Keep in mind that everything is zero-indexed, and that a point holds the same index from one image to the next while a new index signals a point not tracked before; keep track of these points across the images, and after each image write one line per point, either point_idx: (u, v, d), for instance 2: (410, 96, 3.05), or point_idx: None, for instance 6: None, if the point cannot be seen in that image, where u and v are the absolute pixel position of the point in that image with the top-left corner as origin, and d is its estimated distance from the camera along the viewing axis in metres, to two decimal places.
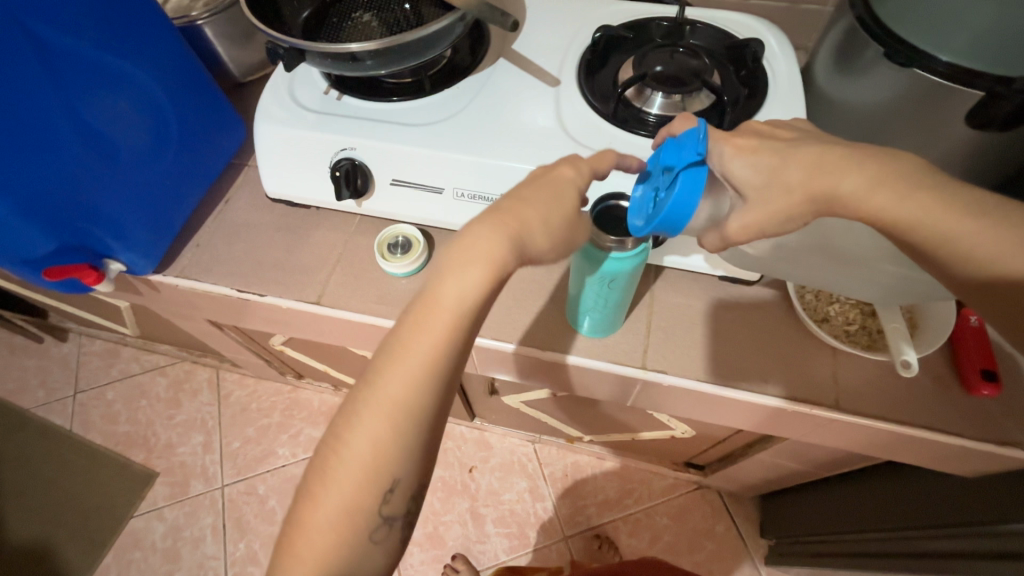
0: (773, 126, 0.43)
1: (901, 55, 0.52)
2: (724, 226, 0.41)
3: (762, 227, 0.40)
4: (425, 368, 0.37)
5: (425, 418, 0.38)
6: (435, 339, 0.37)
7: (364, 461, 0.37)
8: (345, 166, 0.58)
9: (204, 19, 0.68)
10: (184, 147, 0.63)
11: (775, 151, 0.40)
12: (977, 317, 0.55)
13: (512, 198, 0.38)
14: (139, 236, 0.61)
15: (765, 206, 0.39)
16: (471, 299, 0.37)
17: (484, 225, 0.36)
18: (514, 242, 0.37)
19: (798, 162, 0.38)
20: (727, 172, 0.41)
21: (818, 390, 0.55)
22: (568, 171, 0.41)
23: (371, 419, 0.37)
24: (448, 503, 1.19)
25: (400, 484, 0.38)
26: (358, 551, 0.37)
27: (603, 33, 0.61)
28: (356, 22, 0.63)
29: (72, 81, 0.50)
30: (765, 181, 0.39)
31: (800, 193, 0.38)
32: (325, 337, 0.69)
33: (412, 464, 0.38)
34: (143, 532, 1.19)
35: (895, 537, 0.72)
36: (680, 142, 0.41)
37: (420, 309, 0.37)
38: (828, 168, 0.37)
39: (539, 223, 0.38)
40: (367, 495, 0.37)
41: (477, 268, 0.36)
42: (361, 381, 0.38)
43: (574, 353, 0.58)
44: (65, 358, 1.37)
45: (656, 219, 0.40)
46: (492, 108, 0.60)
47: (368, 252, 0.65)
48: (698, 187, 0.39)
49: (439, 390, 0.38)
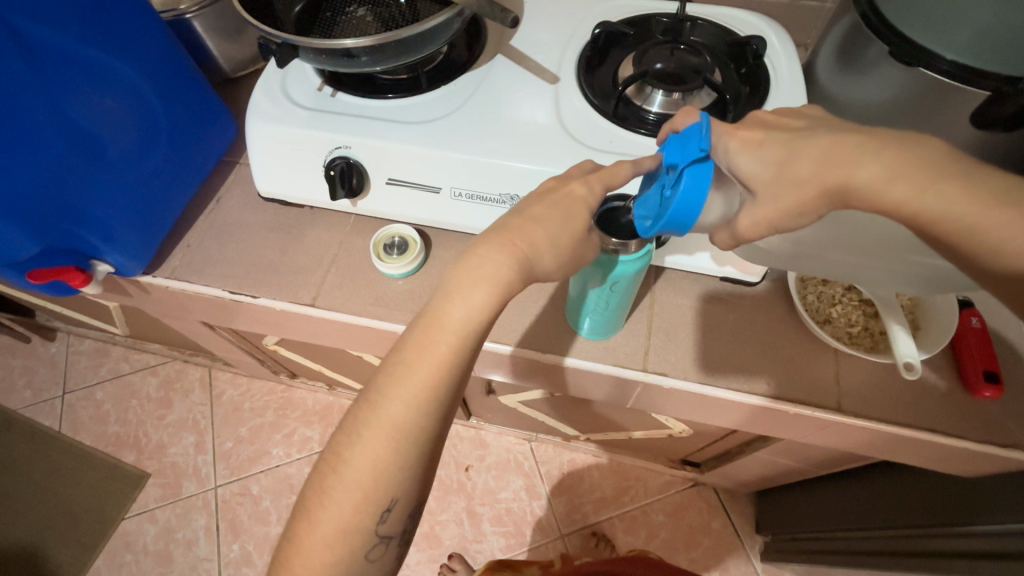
0: (780, 115, 0.41)
1: (906, 54, 0.51)
2: (734, 222, 0.40)
3: (773, 223, 0.38)
4: (429, 389, 0.36)
5: (426, 440, 0.37)
6: (439, 360, 0.36)
7: (364, 482, 0.36)
8: (340, 166, 0.57)
9: (192, 12, 0.66)
10: (173, 145, 0.62)
11: (783, 143, 0.37)
12: (979, 319, 0.54)
13: (518, 219, 0.38)
14: (128, 238, 0.60)
15: (774, 202, 0.37)
16: (476, 319, 0.37)
17: (493, 246, 0.36)
18: (523, 268, 0.37)
19: (809, 153, 0.36)
20: (733, 167, 0.39)
21: (820, 393, 0.55)
22: (580, 188, 0.41)
23: (371, 440, 0.36)
24: (444, 502, 1.19)
25: (397, 504, 0.38)
26: (355, 569, 0.38)
27: (603, 29, 0.60)
28: (350, 16, 0.61)
29: (56, 78, 0.49)
30: (774, 175, 0.37)
31: (811, 186, 0.35)
32: (319, 339, 0.68)
33: (410, 485, 0.38)
34: (134, 534, 1.17)
35: (891, 536, 0.72)
36: (683, 137, 0.39)
37: (424, 328, 0.37)
38: (842, 159, 0.35)
39: (547, 243, 0.38)
40: (364, 515, 0.37)
41: (483, 289, 0.36)
42: (361, 400, 0.38)
43: (574, 355, 0.58)
44: (52, 358, 1.35)
45: (664, 218, 0.39)
46: (490, 106, 0.58)
47: (363, 252, 0.64)
48: (704, 184, 0.38)
49: (442, 411, 0.38)
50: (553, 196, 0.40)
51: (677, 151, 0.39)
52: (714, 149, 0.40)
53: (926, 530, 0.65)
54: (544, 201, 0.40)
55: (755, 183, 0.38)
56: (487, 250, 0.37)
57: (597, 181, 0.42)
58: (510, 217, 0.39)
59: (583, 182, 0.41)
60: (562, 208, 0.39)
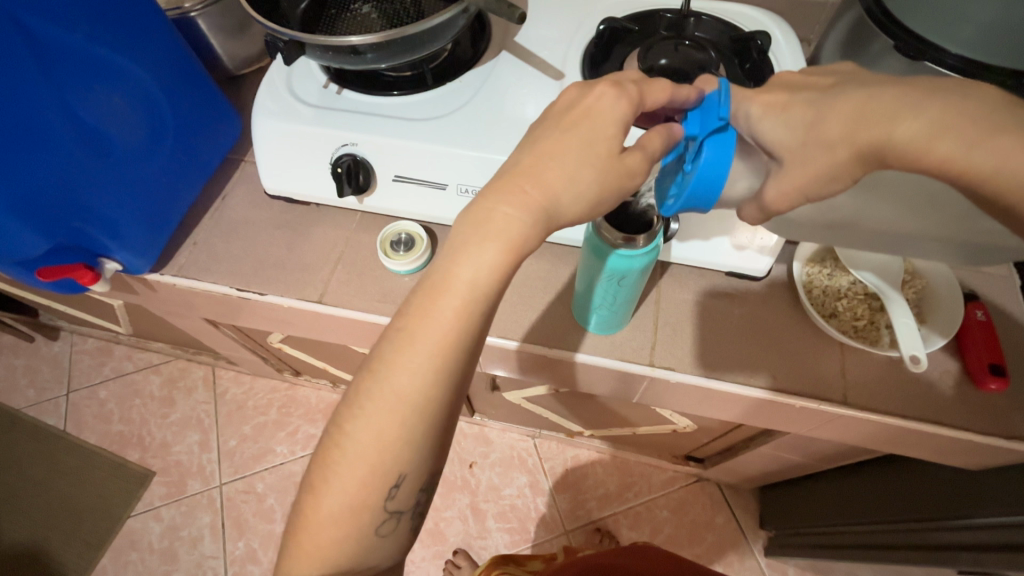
0: (806, 75, 0.41)
1: (911, 49, 0.51)
2: (761, 194, 0.40)
3: (803, 191, 0.37)
4: (434, 357, 0.36)
5: (433, 413, 0.37)
6: (445, 325, 0.36)
7: (369, 456, 0.37)
8: (346, 163, 0.57)
9: (197, 10, 0.66)
10: (179, 141, 0.62)
11: (808, 105, 0.37)
12: (984, 312, 0.55)
13: (529, 161, 0.36)
14: (136, 236, 0.60)
15: (805, 165, 0.36)
16: (484, 281, 0.36)
17: (501, 197, 0.35)
18: (539, 221, 0.36)
19: (839, 111, 0.35)
20: (757, 133, 0.39)
21: (826, 386, 0.55)
22: (608, 97, 0.37)
23: (375, 412, 0.37)
24: (448, 499, 1.19)
25: (407, 479, 0.38)
26: (365, 543, 0.39)
27: (608, 26, 0.60)
28: (355, 13, 0.62)
29: (64, 77, 0.49)
30: (802, 138, 0.37)
31: (843, 147, 0.34)
32: (325, 336, 0.68)
33: (418, 459, 0.38)
34: (139, 533, 1.17)
35: (894, 529, 0.72)
36: (701, 109, 0.39)
37: (429, 292, 0.36)
38: (876, 115, 0.33)
39: (564, 181, 0.36)
40: (370, 489, 0.37)
41: (492, 247, 0.35)
42: (365, 370, 0.38)
43: (582, 351, 0.58)
44: (56, 357, 1.35)
45: (687, 192, 0.39)
46: (495, 102, 0.58)
47: (369, 250, 0.64)
48: (726, 152, 0.38)
49: (451, 380, 0.37)
50: (572, 114, 0.38)
51: (696, 122, 0.39)
52: (736, 116, 0.41)
53: (931, 522, 0.66)
54: (566, 131, 0.37)
55: (781, 150, 0.38)
56: (496, 201, 0.36)
57: (633, 84, 0.38)
58: (520, 154, 0.37)
59: (612, 88, 0.37)
60: (585, 131, 0.37)
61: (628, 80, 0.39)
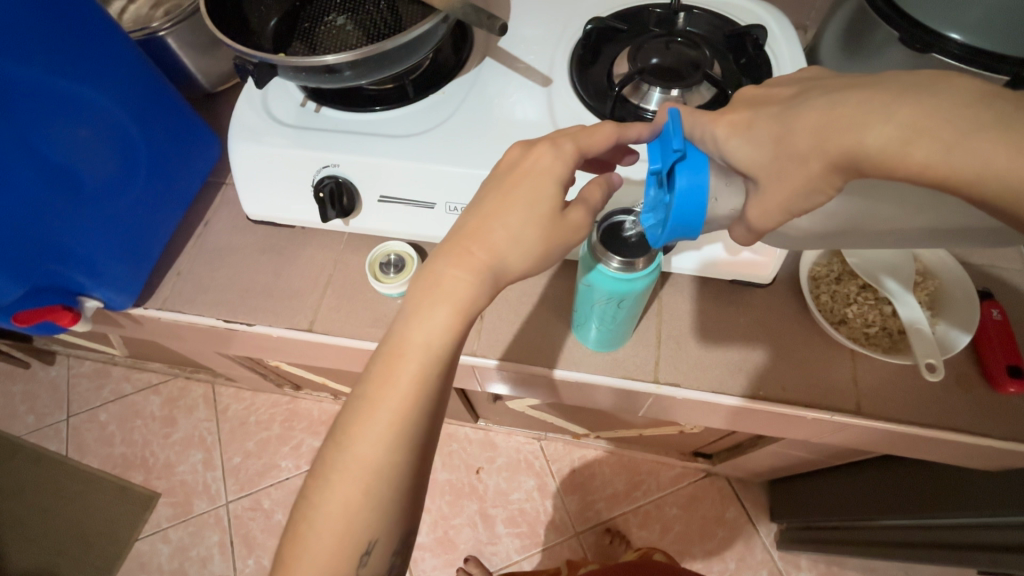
0: (771, 85, 0.38)
1: (918, 41, 0.48)
2: (744, 215, 0.37)
3: (786, 208, 0.35)
4: (395, 426, 0.35)
5: (400, 479, 0.35)
6: (403, 392, 0.35)
7: (337, 527, 0.35)
8: (329, 186, 0.54)
9: (165, 29, 0.63)
10: (154, 174, 0.60)
11: (774, 118, 0.34)
12: (1000, 312, 0.53)
13: (473, 222, 0.36)
14: (114, 272, 0.58)
15: (781, 183, 0.34)
16: (440, 344, 0.35)
17: (447, 261, 0.35)
18: (487, 282, 0.35)
19: (807, 121, 0.32)
20: (725, 154, 0.37)
21: (840, 397, 0.53)
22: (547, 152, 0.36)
23: (339, 483, 0.35)
24: (457, 506, 1.18)
25: (378, 543, 0.36)
26: None
27: (595, 26, 0.57)
28: (329, 26, 0.59)
29: (28, 115, 0.46)
30: (772, 154, 0.34)
31: (815, 161, 0.32)
32: (319, 362, 0.66)
33: (390, 524, 0.36)
34: (148, 555, 1.17)
35: (913, 527, 0.70)
36: (659, 140, 0.37)
37: (385, 360, 0.35)
38: (843, 123, 0.30)
39: (509, 241, 0.35)
40: (342, 559, 0.35)
41: (443, 310, 0.35)
42: (329, 442, 0.36)
43: (581, 370, 0.56)
44: (53, 382, 1.33)
45: (670, 222, 0.36)
46: (477, 114, 0.56)
47: (359, 272, 0.62)
48: (700, 176, 0.35)
49: (414, 444, 0.36)
50: (514, 174, 0.37)
51: (656, 155, 0.37)
52: (702, 136, 0.39)
53: (948, 520, 0.64)
54: (508, 192, 0.36)
55: (753, 170, 0.35)
56: (443, 265, 0.35)
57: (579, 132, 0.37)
58: (471, 212, 0.37)
59: (552, 143, 0.37)
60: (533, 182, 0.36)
61: (565, 135, 0.38)
